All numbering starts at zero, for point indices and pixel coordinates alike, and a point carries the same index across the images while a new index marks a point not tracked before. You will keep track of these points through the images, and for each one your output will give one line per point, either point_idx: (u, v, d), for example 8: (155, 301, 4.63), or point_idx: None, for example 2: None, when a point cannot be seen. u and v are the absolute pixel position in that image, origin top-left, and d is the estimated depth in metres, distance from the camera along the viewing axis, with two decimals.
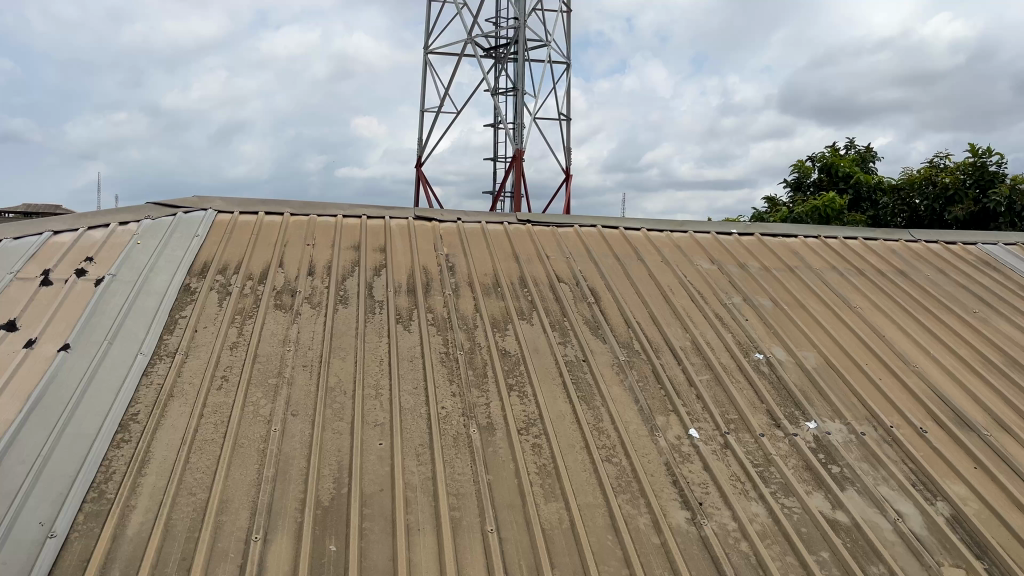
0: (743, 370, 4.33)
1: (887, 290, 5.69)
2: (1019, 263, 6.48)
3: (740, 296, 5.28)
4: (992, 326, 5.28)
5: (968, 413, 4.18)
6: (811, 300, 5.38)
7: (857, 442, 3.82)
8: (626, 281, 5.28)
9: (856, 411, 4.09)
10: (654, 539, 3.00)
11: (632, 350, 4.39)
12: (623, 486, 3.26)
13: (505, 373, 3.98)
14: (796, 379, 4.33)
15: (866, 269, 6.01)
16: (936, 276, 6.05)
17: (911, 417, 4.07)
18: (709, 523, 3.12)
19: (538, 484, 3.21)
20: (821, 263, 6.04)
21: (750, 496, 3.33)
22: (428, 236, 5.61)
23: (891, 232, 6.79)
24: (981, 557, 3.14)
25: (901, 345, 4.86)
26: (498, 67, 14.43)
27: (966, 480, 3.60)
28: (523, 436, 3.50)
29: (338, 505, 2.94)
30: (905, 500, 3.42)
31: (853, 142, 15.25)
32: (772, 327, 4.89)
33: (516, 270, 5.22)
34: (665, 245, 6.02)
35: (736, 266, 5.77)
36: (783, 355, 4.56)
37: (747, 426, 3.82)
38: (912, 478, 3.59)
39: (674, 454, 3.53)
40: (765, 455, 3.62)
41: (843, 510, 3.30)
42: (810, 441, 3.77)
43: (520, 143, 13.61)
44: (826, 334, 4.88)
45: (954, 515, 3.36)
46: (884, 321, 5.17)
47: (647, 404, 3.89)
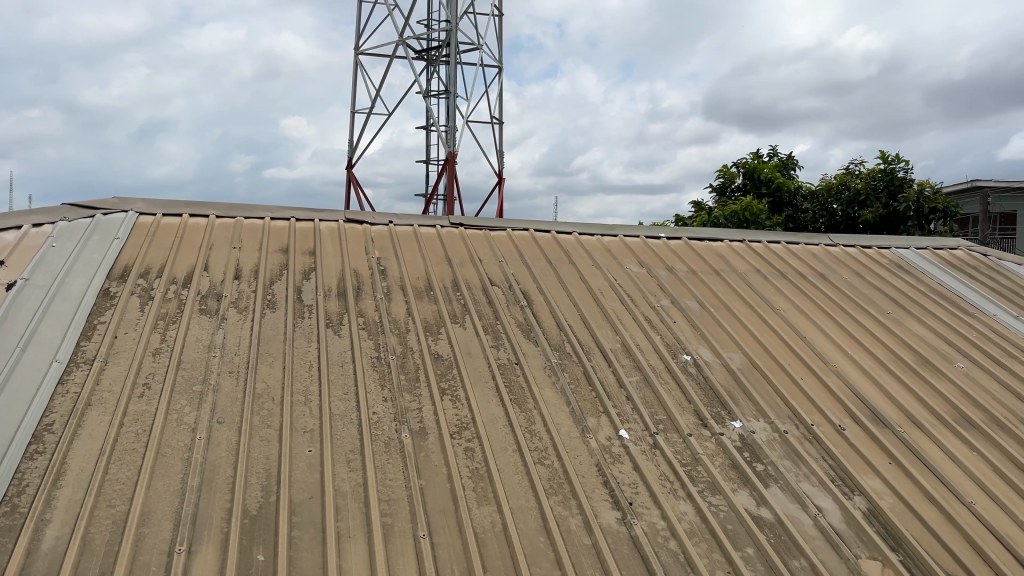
0: (672, 370, 4.42)
1: (807, 292, 5.89)
2: (929, 266, 6.80)
3: (668, 298, 5.40)
4: (905, 327, 5.52)
5: (882, 409, 4.36)
6: (736, 302, 5.53)
7: (780, 440, 3.94)
8: (557, 284, 5.33)
9: (779, 410, 4.22)
10: (584, 539, 3.04)
11: (564, 352, 4.43)
12: (555, 488, 3.29)
13: (438, 377, 3.97)
14: (722, 379, 4.43)
15: (789, 272, 6.21)
16: (852, 278, 6.30)
17: (830, 415, 4.22)
18: (639, 523, 3.17)
19: (470, 488, 3.21)
20: (745, 266, 6.22)
21: (678, 494, 3.39)
22: (359, 238, 5.55)
23: (812, 236, 7.02)
24: (896, 549, 3.27)
25: (821, 346, 5.04)
26: (430, 70, 14.39)
27: (881, 475, 3.75)
28: (455, 440, 3.50)
29: (266, 514, 2.88)
30: (825, 495, 3.55)
31: (774, 150, 15.79)
32: (698, 328, 5.00)
33: (448, 273, 5.21)
34: (595, 249, 6.10)
35: (664, 269, 5.89)
36: (709, 356, 4.67)
37: (675, 426, 3.90)
38: (832, 474, 3.72)
39: (605, 455, 3.58)
40: (693, 454, 3.69)
41: (767, 507, 3.40)
42: (736, 440, 3.87)
43: (453, 146, 13.60)
44: (751, 335, 5.02)
45: (870, 509, 3.50)
46: (805, 322, 5.35)
47: (579, 405, 3.94)
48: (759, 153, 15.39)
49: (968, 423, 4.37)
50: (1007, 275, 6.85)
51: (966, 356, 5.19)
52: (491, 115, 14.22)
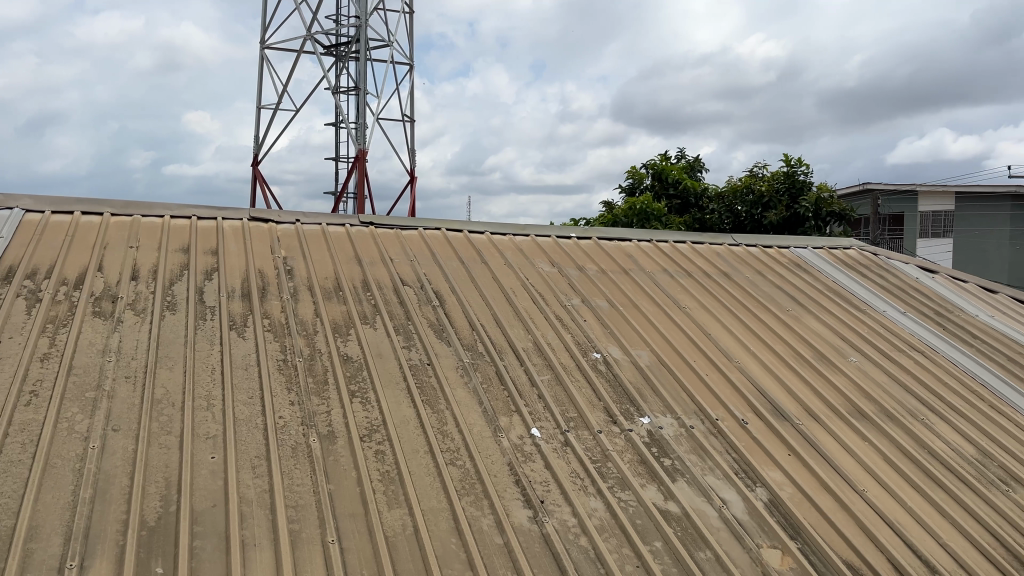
0: (582, 369, 4.48)
1: (712, 291, 6.06)
2: (825, 265, 7.12)
3: (579, 298, 5.46)
4: (803, 324, 5.75)
5: (782, 403, 4.53)
6: (644, 300, 5.64)
7: (686, 434, 4.04)
8: (469, 284, 5.32)
9: (686, 405, 4.32)
10: (496, 539, 3.04)
11: (476, 352, 4.42)
12: (467, 489, 3.28)
13: (347, 379, 3.90)
14: (631, 377, 4.51)
15: (694, 271, 6.37)
16: (754, 277, 6.51)
17: (734, 409, 4.36)
18: (550, 520, 3.20)
19: (381, 491, 3.17)
20: (653, 265, 6.36)
21: (588, 491, 3.43)
22: (265, 237, 5.40)
23: (717, 237, 7.23)
24: (795, 538, 3.40)
25: (725, 343, 5.19)
26: (339, 66, 14.15)
27: (781, 466, 3.89)
28: (365, 443, 3.44)
29: (166, 524, 2.77)
30: (729, 488, 3.65)
31: (682, 153, 16.23)
32: (608, 327, 5.08)
33: (358, 273, 5.12)
34: (507, 248, 6.11)
35: (575, 269, 5.96)
36: (618, 354, 4.76)
37: (586, 424, 3.95)
38: (736, 467, 3.84)
39: (517, 454, 3.58)
40: (603, 451, 3.75)
41: (674, 501, 3.48)
42: (645, 436, 3.95)
43: (363, 143, 13.41)
44: (659, 333, 5.13)
45: (771, 500, 3.63)
46: (710, 320, 5.50)
47: (491, 405, 3.94)
48: (667, 156, 15.76)
49: (862, 415, 4.59)
50: (895, 273, 7.23)
51: (859, 351, 5.45)
52: (402, 112, 14.08)
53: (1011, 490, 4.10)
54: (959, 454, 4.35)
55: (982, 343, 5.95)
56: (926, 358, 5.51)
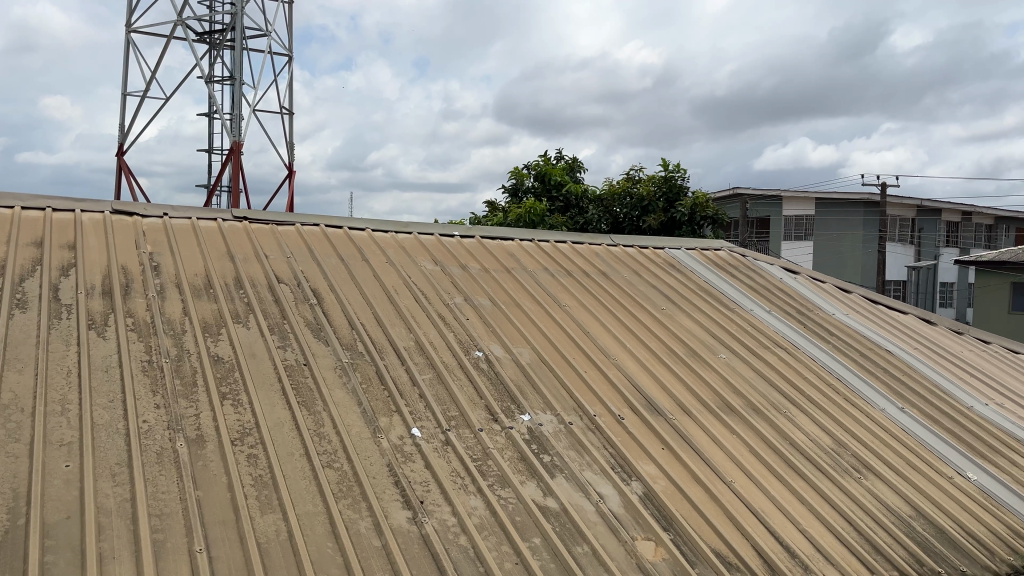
0: (464, 367, 4.47)
1: (590, 289, 6.19)
2: (697, 265, 7.41)
3: (461, 296, 5.44)
4: (676, 321, 5.97)
5: (657, 399, 4.68)
6: (525, 299, 5.69)
7: (565, 431, 4.10)
8: (349, 282, 5.21)
9: (565, 402, 4.39)
10: (374, 541, 2.99)
11: (355, 352, 4.33)
12: (344, 491, 3.21)
13: (218, 380, 3.74)
14: (512, 374, 4.54)
15: (574, 271, 6.49)
16: (631, 276, 6.70)
17: (611, 405, 4.46)
18: (429, 521, 3.17)
19: (253, 496, 3.05)
20: (534, 264, 6.43)
21: (468, 490, 3.43)
22: (129, 231, 5.10)
23: (596, 237, 7.39)
24: (668, 529, 3.52)
25: (603, 341, 5.31)
26: (213, 54, 13.59)
27: (655, 460, 4.02)
28: (236, 447, 3.31)
29: (13, 539, 2.56)
30: (606, 483, 3.74)
31: (563, 155, 16.51)
32: (490, 326, 5.09)
33: (231, 270, 4.92)
34: (389, 245, 6.03)
35: (458, 267, 5.95)
36: (500, 352, 4.78)
37: (467, 422, 3.94)
38: (612, 462, 3.93)
39: (396, 454, 3.54)
40: (483, 449, 3.76)
41: (553, 497, 3.53)
42: (525, 433, 3.99)
43: (238, 135, 12.93)
44: (540, 331, 5.20)
45: (645, 493, 3.74)
46: (589, 318, 5.62)
47: (370, 405, 3.87)
48: (550, 157, 15.98)
49: (730, 408, 4.80)
50: (761, 274, 7.61)
51: (727, 347, 5.70)
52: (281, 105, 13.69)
53: (863, 477, 4.39)
54: (817, 445, 4.62)
55: (838, 339, 6.35)
56: (789, 354, 5.84)
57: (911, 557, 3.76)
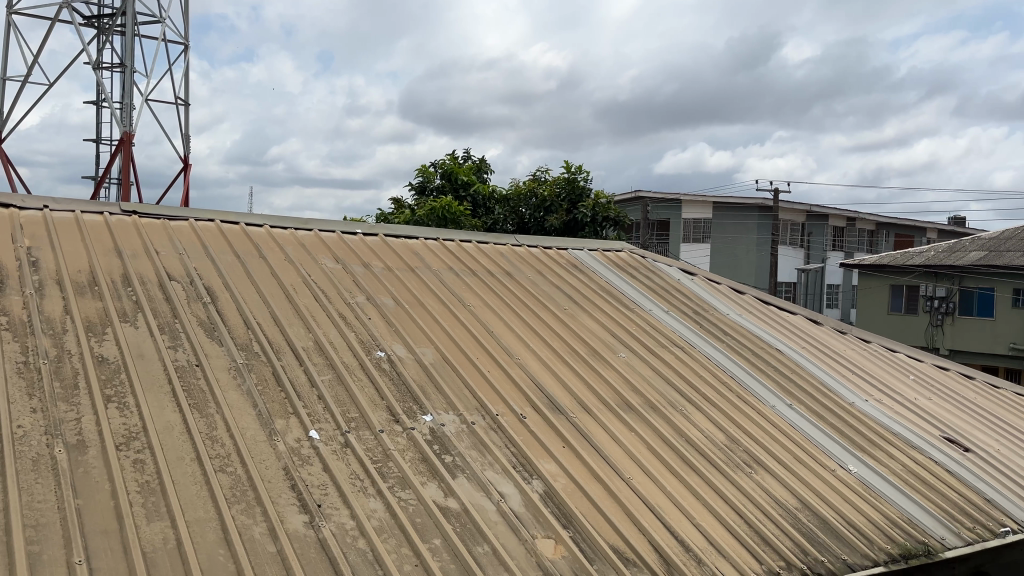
0: (365, 367, 4.40)
1: (495, 289, 6.20)
2: (599, 266, 7.55)
3: (363, 295, 5.35)
4: (578, 321, 6.06)
5: (558, 398, 4.73)
6: (429, 298, 5.66)
7: (467, 431, 4.10)
8: (246, 280, 5.05)
9: (468, 402, 4.39)
10: (269, 547, 2.90)
11: (251, 352, 4.20)
12: (238, 496, 3.11)
13: (102, 382, 3.56)
14: (414, 374, 4.50)
15: (479, 270, 6.49)
16: (534, 277, 6.75)
17: (513, 404, 4.49)
18: (327, 524, 3.10)
19: (140, 504, 2.92)
20: (439, 263, 6.39)
21: (368, 492, 3.38)
22: (5, 224, 4.79)
23: (501, 237, 7.41)
24: (567, 527, 3.56)
25: (507, 340, 5.33)
26: (101, 39, 12.95)
27: (556, 458, 4.07)
28: (121, 452, 3.15)
29: None
30: (507, 482, 3.75)
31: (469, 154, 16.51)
32: (393, 325, 5.03)
33: (119, 266, 4.69)
34: (288, 242, 5.88)
35: (360, 265, 5.85)
36: (402, 352, 4.73)
37: (367, 424, 3.88)
38: (513, 461, 3.95)
39: (293, 457, 3.45)
40: (384, 450, 3.71)
41: (454, 497, 3.52)
42: (426, 433, 3.96)
43: (129, 125, 12.36)
44: (443, 330, 5.18)
45: (546, 491, 3.77)
46: (492, 317, 5.64)
47: (266, 407, 3.76)
48: (456, 156, 15.95)
49: (628, 406, 4.91)
50: (660, 274, 7.82)
51: (627, 346, 5.82)
52: (175, 95, 13.16)
53: (754, 472, 4.56)
54: (711, 441, 4.78)
55: (732, 339, 6.58)
56: (686, 353, 6.01)
57: (797, 547, 3.93)
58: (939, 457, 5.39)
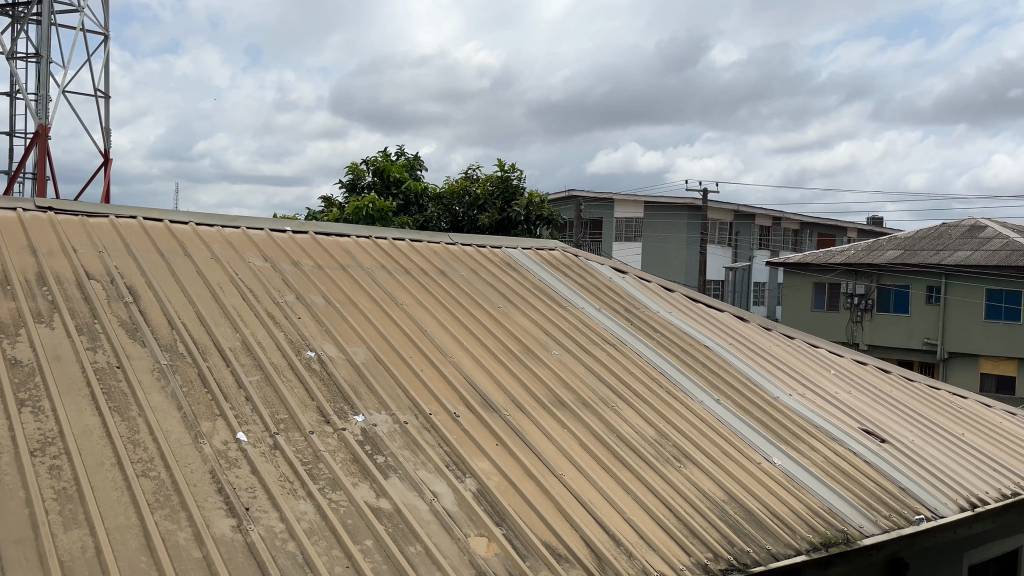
0: (295, 368, 4.33)
1: (428, 287, 6.18)
2: (532, 264, 7.59)
3: (293, 294, 5.26)
4: (512, 319, 6.08)
5: (491, 396, 4.74)
6: (361, 296, 5.60)
7: (400, 430, 4.07)
8: (170, 279, 4.90)
9: (400, 401, 4.36)
10: (194, 553, 2.83)
11: (175, 352, 4.09)
12: (161, 501, 3.02)
13: (15, 386, 3.41)
14: (345, 374, 4.45)
15: (411, 269, 6.45)
16: (468, 275, 6.74)
17: (446, 403, 4.48)
18: (255, 528, 3.04)
19: (56, 511, 2.81)
20: (370, 261, 6.32)
21: (298, 494, 3.32)
22: None
23: (434, 235, 7.37)
24: (500, 524, 3.57)
25: (440, 338, 5.31)
26: (15, 27, 12.39)
27: (490, 457, 4.07)
28: (36, 458, 3.03)
29: None
30: (440, 481, 3.74)
31: (402, 151, 16.36)
32: (323, 324, 4.96)
33: (33, 264, 4.50)
34: (215, 240, 5.73)
35: (289, 264, 5.75)
36: (333, 352, 4.66)
37: (296, 425, 3.82)
38: (446, 460, 3.94)
39: (219, 460, 3.37)
40: (314, 451, 3.65)
41: (386, 497, 3.49)
42: (358, 434, 3.91)
43: (45, 117, 11.86)
44: (375, 329, 5.13)
45: (479, 489, 3.78)
46: (425, 316, 5.61)
47: (192, 409, 3.66)
48: (387, 152, 15.78)
49: (561, 403, 4.95)
50: (592, 273, 7.91)
51: (559, 344, 5.87)
52: (94, 87, 12.68)
53: (682, 466, 4.66)
54: (642, 436, 4.86)
55: (661, 335, 6.70)
56: (617, 350, 6.10)
57: (724, 538, 4.03)
58: (857, 448, 5.60)
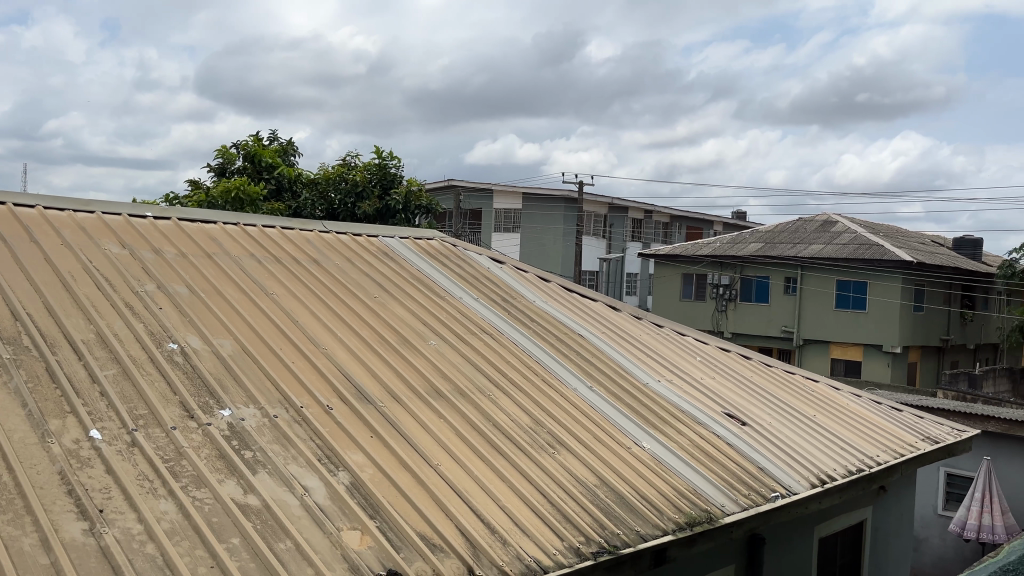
0: (155, 361, 4.11)
1: (300, 277, 6.01)
2: (410, 253, 7.52)
3: (154, 283, 4.99)
4: (388, 309, 6.01)
5: (366, 387, 4.67)
6: (228, 286, 5.38)
7: (269, 424, 3.95)
8: (14, 267, 4.55)
9: (270, 395, 4.22)
10: (41, 560, 2.64)
11: (19, 346, 3.80)
12: (3, 507, 2.80)
13: None
14: (211, 367, 4.27)
15: (282, 257, 6.26)
16: (342, 264, 6.61)
17: (318, 396, 4.37)
18: (110, 531, 2.87)
19: None
20: (238, 249, 6.08)
21: (158, 493, 3.17)
22: None
23: (307, 222, 7.16)
24: (374, 517, 3.53)
25: (312, 329, 5.18)
26: None
27: (363, 449, 4.02)
28: None
29: None
30: (311, 475, 3.66)
31: (275, 135, 15.82)
32: (187, 315, 4.73)
33: None
34: (66, 225, 5.36)
35: (150, 251, 5.45)
36: (198, 344, 4.46)
37: (157, 421, 3.63)
38: (319, 454, 3.85)
39: (70, 460, 3.16)
40: (176, 448, 3.49)
41: (254, 494, 3.38)
42: (224, 429, 3.77)
43: None
44: (243, 320, 4.94)
45: (352, 482, 3.72)
46: (297, 306, 5.45)
47: (38, 407, 3.41)
48: (260, 137, 15.24)
49: (437, 393, 4.94)
50: (470, 262, 7.93)
51: (437, 334, 5.85)
52: None
53: (556, 453, 4.75)
54: (517, 424, 4.93)
55: (537, 325, 6.81)
56: (494, 340, 6.14)
57: (596, 521, 4.14)
58: (721, 431, 5.88)
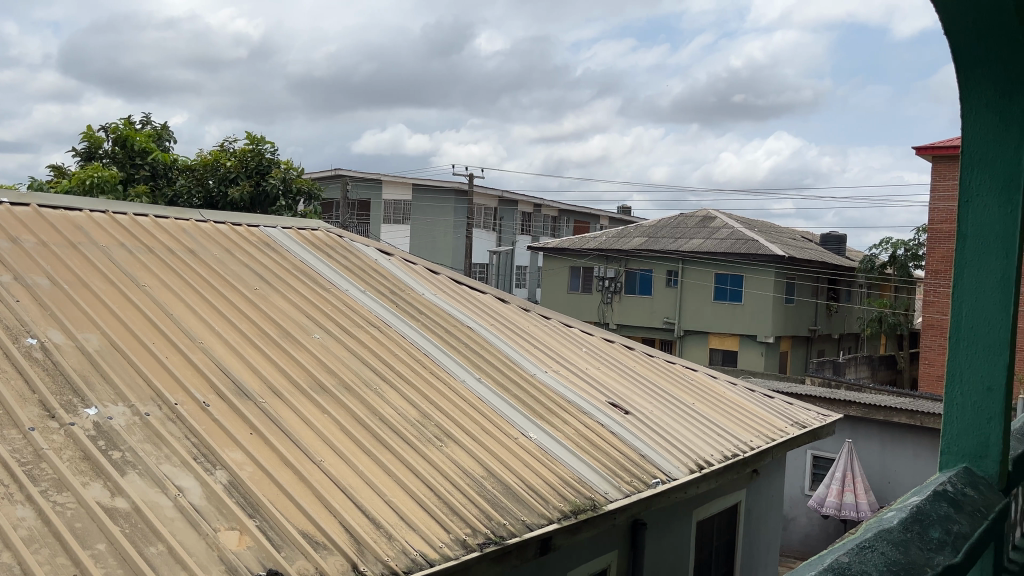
0: (11, 358, 3.83)
1: (175, 268, 5.74)
2: (293, 244, 7.32)
3: (10, 275, 4.65)
4: (270, 301, 5.83)
5: (245, 382, 4.52)
6: (95, 278, 5.08)
7: (140, 423, 3.76)
8: None
9: (140, 391, 4.02)
10: None
11: None
12: None
13: None
14: (75, 363, 4.02)
15: (155, 247, 5.96)
16: (221, 255, 6.36)
17: (194, 392, 4.20)
18: None
19: None
20: (107, 239, 5.76)
21: (14, 499, 2.96)
22: None
23: (183, 211, 6.84)
24: (253, 516, 3.42)
25: (187, 322, 4.96)
26: None
27: (242, 446, 3.89)
28: None
29: None
30: (185, 475, 3.51)
31: (148, 118, 15.02)
32: (49, 308, 4.44)
33: None
34: None
35: (6, 240, 5.07)
36: (60, 339, 4.18)
37: (13, 422, 3.39)
38: (194, 452, 3.70)
39: None
40: (35, 451, 3.27)
41: (122, 496, 3.21)
42: (89, 428, 3.56)
43: None
44: (112, 313, 4.68)
45: (230, 481, 3.59)
46: (172, 299, 5.21)
47: None
48: (131, 120, 14.46)
49: (321, 388, 4.83)
50: (356, 254, 7.79)
51: (321, 327, 5.73)
52: None
53: (443, 445, 4.74)
54: (404, 418, 4.89)
55: (425, 317, 6.76)
56: (382, 333, 6.07)
57: (482, 513, 4.16)
58: (604, 420, 6.02)
